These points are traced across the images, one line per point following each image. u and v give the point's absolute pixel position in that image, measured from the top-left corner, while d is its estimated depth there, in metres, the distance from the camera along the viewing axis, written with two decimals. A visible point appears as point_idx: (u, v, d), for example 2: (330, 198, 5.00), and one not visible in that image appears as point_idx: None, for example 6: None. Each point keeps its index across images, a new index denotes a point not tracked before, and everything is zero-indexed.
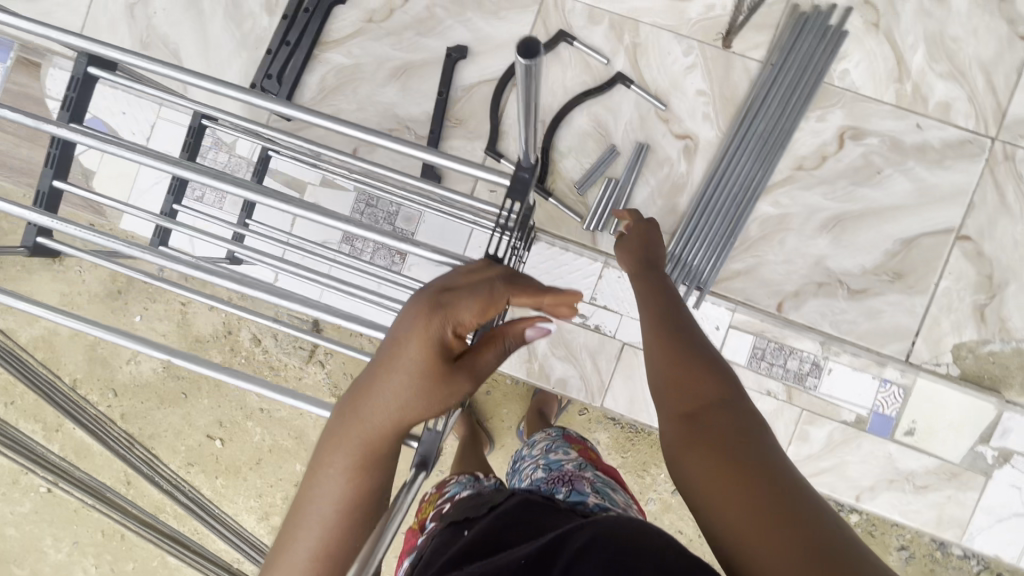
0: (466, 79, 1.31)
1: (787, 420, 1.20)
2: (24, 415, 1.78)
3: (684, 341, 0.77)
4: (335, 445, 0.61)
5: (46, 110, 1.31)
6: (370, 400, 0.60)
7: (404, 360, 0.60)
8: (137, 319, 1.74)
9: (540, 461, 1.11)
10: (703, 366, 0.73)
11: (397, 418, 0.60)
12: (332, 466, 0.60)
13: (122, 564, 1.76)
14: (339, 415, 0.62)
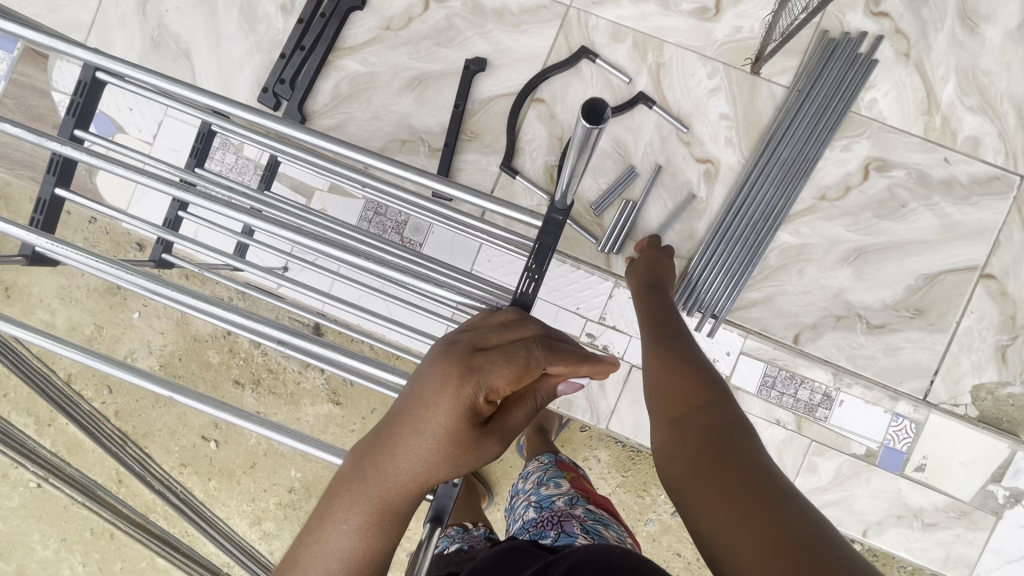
0: (483, 92, 1.29)
1: (796, 450, 1.17)
2: (17, 408, 1.76)
3: (678, 354, 0.84)
4: (342, 506, 0.54)
5: (52, 104, 1.28)
6: (390, 465, 0.54)
7: (428, 422, 0.53)
8: (135, 316, 1.71)
9: (532, 498, 1.10)
10: (694, 377, 0.79)
11: (418, 482, 0.54)
12: (337, 532, 0.54)
13: (110, 563, 1.73)
14: (349, 473, 0.55)
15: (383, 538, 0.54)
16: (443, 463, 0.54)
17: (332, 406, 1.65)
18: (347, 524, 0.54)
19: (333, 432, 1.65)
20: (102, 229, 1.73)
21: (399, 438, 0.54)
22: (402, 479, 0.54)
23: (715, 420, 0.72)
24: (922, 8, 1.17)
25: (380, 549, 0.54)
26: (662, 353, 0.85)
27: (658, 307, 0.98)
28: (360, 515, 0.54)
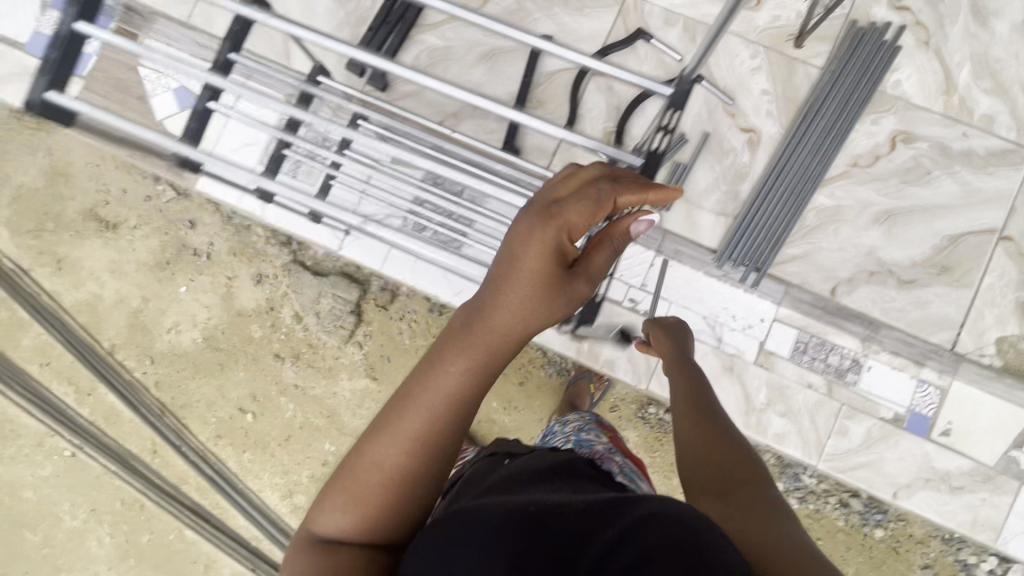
0: (549, 66, 1.41)
1: (828, 413, 1.24)
2: (58, 376, 1.79)
3: (712, 431, 0.88)
4: (460, 339, 0.73)
5: (138, 78, 1.37)
6: (495, 302, 0.74)
7: (523, 265, 0.74)
8: (182, 290, 1.79)
9: (571, 437, 1.15)
10: (727, 452, 0.84)
11: (519, 317, 0.74)
12: (455, 363, 0.72)
13: (139, 535, 1.74)
14: (462, 320, 0.75)
15: (491, 365, 0.73)
16: (539, 296, 0.75)
17: (369, 380, 1.71)
18: (466, 353, 0.72)
19: (369, 406, 1.70)
20: (156, 207, 1.82)
21: (503, 284, 0.74)
22: (507, 311, 0.74)
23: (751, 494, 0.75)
24: (941, 2, 1.30)
25: (488, 374, 0.74)
26: (701, 428, 0.89)
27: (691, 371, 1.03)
28: (477, 346, 0.73)
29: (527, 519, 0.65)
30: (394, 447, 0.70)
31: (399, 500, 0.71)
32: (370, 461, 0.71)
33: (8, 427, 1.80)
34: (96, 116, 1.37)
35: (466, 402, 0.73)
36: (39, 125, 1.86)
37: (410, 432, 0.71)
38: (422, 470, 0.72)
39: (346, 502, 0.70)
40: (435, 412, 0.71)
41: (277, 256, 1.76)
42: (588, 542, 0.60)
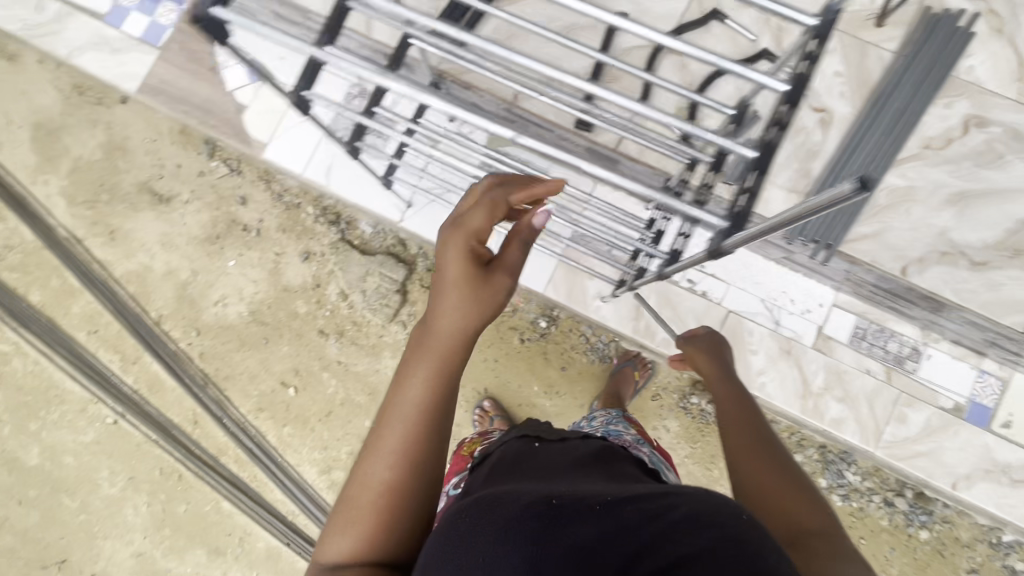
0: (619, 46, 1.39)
1: (886, 400, 1.26)
2: (104, 344, 1.82)
3: (761, 464, 0.85)
4: (419, 354, 0.75)
5: (210, 49, 1.41)
6: (435, 318, 0.73)
7: (446, 278, 0.72)
8: (230, 264, 1.81)
9: (598, 426, 1.17)
10: (786, 490, 0.79)
11: (460, 325, 0.73)
12: (412, 383, 0.73)
13: (175, 505, 1.74)
14: (414, 345, 0.76)
15: (441, 378, 0.73)
16: (467, 296, 0.73)
17: None
18: (423, 367, 0.74)
19: None
20: (209, 182, 1.86)
21: (434, 302, 0.74)
22: (447, 319, 0.74)
23: (822, 540, 0.70)
24: None
25: (441, 388, 0.74)
26: (753, 459, 0.86)
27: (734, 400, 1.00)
28: (432, 356, 0.74)
29: (541, 507, 0.62)
30: (380, 467, 0.71)
31: (392, 521, 0.70)
32: (359, 483, 0.72)
33: (52, 392, 1.82)
34: (170, 85, 1.41)
35: (433, 410, 0.73)
36: (100, 99, 1.92)
37: (388, 458, 0.71)
38: (413, 483, 0.72)
39: (343, 530, 0.70)
40: (409, 425, 0.72)
41: (325, 235, 1.79)
42: (616, 537, 0.56)
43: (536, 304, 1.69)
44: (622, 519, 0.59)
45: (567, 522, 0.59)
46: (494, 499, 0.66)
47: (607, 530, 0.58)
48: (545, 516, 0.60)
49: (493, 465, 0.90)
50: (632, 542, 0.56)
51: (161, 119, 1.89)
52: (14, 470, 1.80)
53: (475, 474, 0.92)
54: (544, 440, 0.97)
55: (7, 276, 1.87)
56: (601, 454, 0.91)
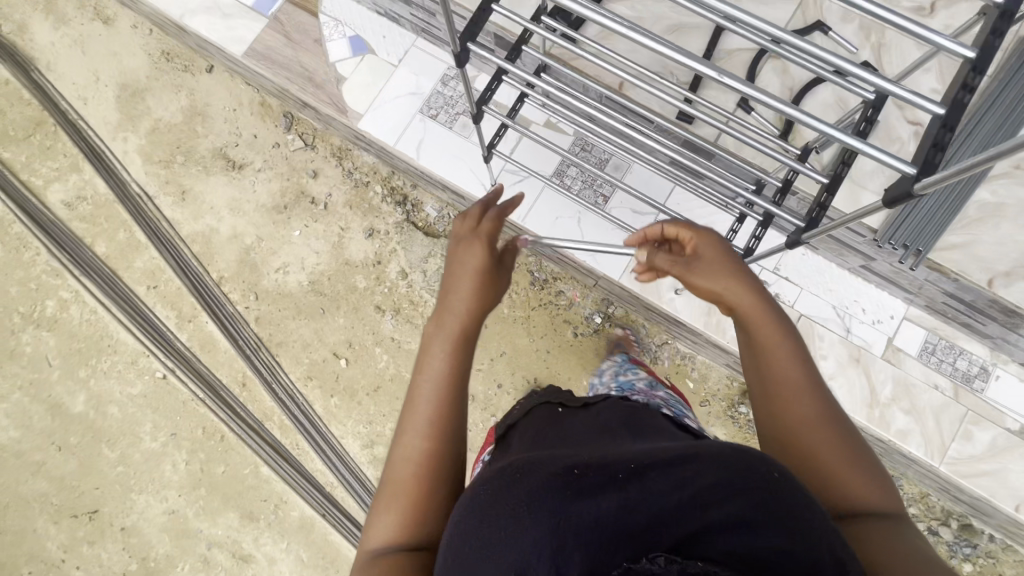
0: None
1: (952, 418, 1.23)
2: (163, 300, 1.85)
3: (807, 423, 0.71)
4: (435, 341, 0.82)
5: (317, 23, 1.48)
6: (454, 299, 0.85)
7: (468, 264, 0.88)
8: (295, 233, 1.86)
9: (614, 378, 1.24)
10: (831, 452, 0.69)
11: (478, 302, 0.86)
12: (434, 358, 0.81)
13: (214, 466, 1.74)
14: (430, 327, 0.84)
15: (464, 351, 0.82)
16: (481, 284, 0.85)
17: None
18: (442, 342, 0.81)
19: None
20: (282, 154, 1.91)
21: (450, 289, 0.87)
22: (456, 308, 0.84)
23: (879, 521, 0.64)
24: None
25: (463, 359, 0.82)
26: (790, 418, 0.72)
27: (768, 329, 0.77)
28: (447, 337, 0.82)
29: (562, 478, 0.56)
30: (416, 439, 0.76)
31: (430, 495, 0.74)
32: (397, 463, 0.76)
33: (105, 342, 1.85)
34: (275, 51, 1.47)
35: (455, 384, 0.79)
36: (187, 67, 1.99)
37: (425, 425, 0.76)
38: (444, 451, 0.76)
39: (388, 506, 0.73)
40: (437, 400, 0.78)
41: (390, 214, 1.84)
42: (637, 503, 0.53)
43: (592, 299, 1.73)
44: (647, 488, 0.54)
45: (589, 495, 0.54)
46: (515, 466, 0.61)
47: (634, 499, 0.53)
48: (568, 489, 0.55)
49: (523, 437, 0.91)
50: (656, 507, 0.52)
51: (244, 90, 1.95)
52: (58, 415, 1.82)
53: (504, 445, 0.93)
54: (567, 405, 0.98)
55: (77, 226, 1.93)
56: (631, 417, 0.90)
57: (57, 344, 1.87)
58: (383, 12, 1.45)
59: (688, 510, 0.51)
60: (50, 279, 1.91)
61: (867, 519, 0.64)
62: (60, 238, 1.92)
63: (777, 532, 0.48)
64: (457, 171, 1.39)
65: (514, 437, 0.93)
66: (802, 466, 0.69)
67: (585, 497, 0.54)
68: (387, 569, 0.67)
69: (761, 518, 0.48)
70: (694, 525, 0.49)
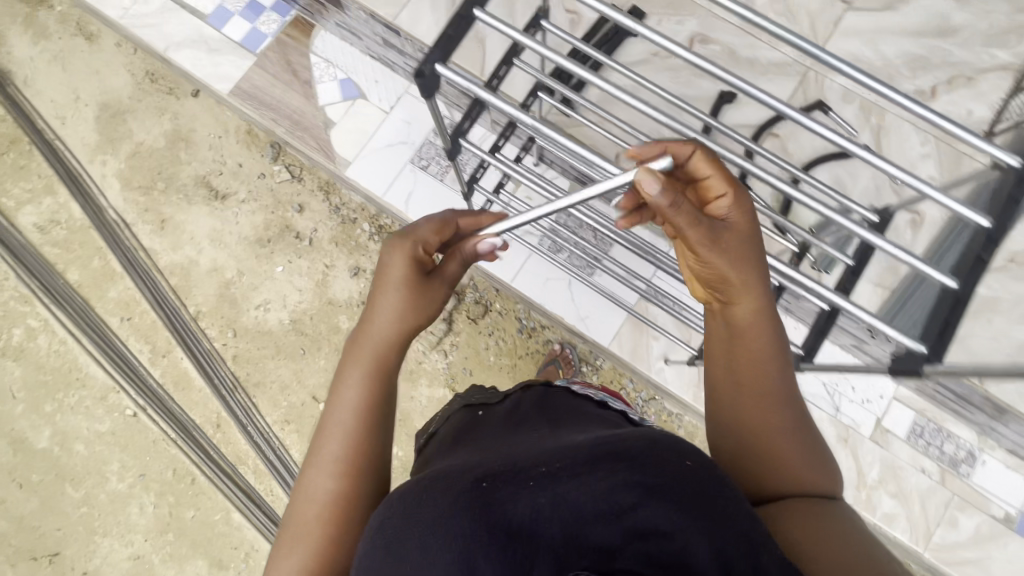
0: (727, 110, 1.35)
1: (937, 501, 1.22)
2: (136, 333, 1.79)
3: (772, 410, 0.72)
4: (350, 368, 0.78)
5: (308, 63, 1.43)
6: (374, 320, 0.81)
7: (391, 281, 0.81)
8: (278, 269, 1.80)
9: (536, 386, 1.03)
10: (789, 436, 0.72)
11: (398, 324, 0.81)
12: (347, 384, 0.77)
13: (183, 509, 1.69)
14: (349, 348, 0.81)
15: (381, 376, 0.78)
16: (402, 306, 0.81)
17: (447, 391, 1.70)
18: (357, 366, 0.78)
19: None
20: (268, 186, 1.85)
21: (371, 309, 0.81)
22: (380, 334, 0.80)
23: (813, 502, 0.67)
24: None
25: (381, 381, 0.78)
26: (751, 401, 0.73)
27: (760, 324, 0.75)
28: (364, 365, 0.78)
29: (470, 491, 0.52)
30: (324, 480, 0.72)
31: (338, 533, 0.70)
32: (303, 500, 0.72)
33: (74, 375, 1.78)
34: (263, 91, 1.42)
35: (373, 406, 0.76)
36: (171, 89, 1.91)
37: (334, 454, 0.73)
38: (361, 473, 0.73)
39: (290, 549, 0.69)
40: (348, 430, 0.74)
41: (377, 253, 1.79)
42: (560, 507, 0.50)
43: (578, 350, 1.68)
44: (561, 495, 0.51)
45: (497, 508, 0.50)
46: (427, 480, 0.57)
47: (544, 504, 0.50)
48: (476, 506, 0.50)
49: (445, 442, 0.88)
50: (569, 518, 0.49)
51: (230, 116, 1.88)
52: (21, 450, 1.76)
53: (429, 452, 0.91)
54: (489, 406, 0.94)
55: (49, 251, 1.85)
56: (551, 408, 0.86)
57: (22, 375, 1.80)
58: (377, 56, 1.41)
59: (600, 518, 0.48)
60: (17, 305, 1.84)
61: (807, 502, 0.67)
62: (30, 262, 1.85)
63: (704, 541, 0.46)
64: None
65: (442, 440, 0.91)
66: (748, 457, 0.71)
67: (493, 512, 0.50)
68: None
69: (678, 531, 0.47)
70: (612, 534, 0.47)
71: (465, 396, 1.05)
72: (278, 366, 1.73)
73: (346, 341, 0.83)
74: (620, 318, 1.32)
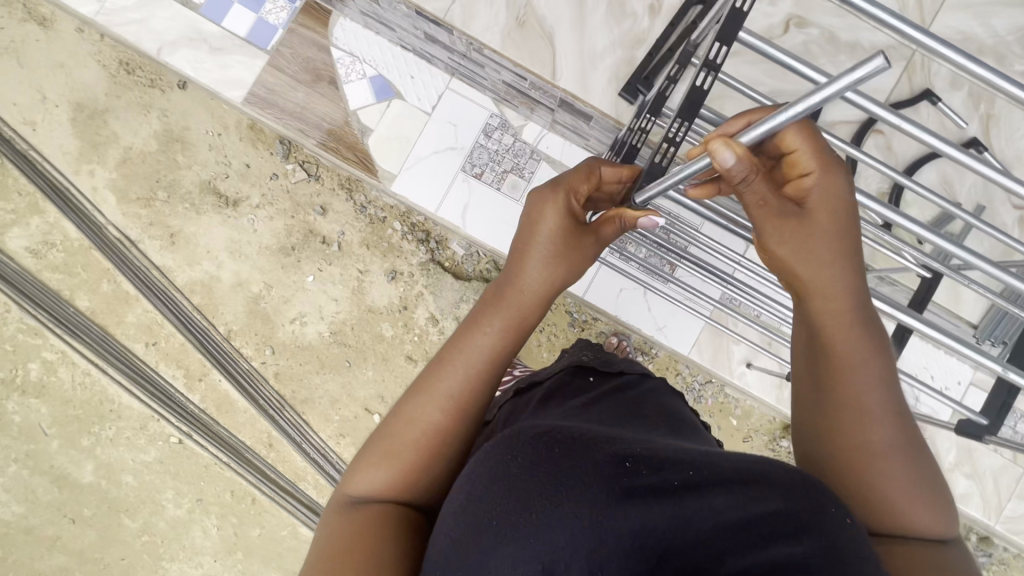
0: (830, 114, 1.18)
1: (1010, 477, 1.34)
2: (166, 358, 1.68)
3: (871, 419, 0.59)
4: (487, 312, 0.69)
5: (330, 59, 1.35)
6: (520, 268, 0.69)
7: (540, 223, 0.69)
8: (309, 279, 1.67)
9: None
10: (903, 452, 0.59)
11: (545, 285, 0.69)
12: (480, 332, 0.68)
13: (248, 529, 1.69)
14: (493, 292, 0.71)
15: (510, 345, 0.69)
16: (558, 265, 0.69)
17: None
18: (496, 317, 0.68)
19: None
20: (283, 187, 1.66)
21: (519, 257, 0.70)
22: (523, 292, 0.69)
23: (917, 547, 0.56)
24: None
25: (507, 350, 0.68)
26: (849, 400, 0.60)
27: (848, 322, 0.61)
28: (505, 315, 0.68)
29: (615, 469, 0.50)
30: (429, 410, 0.65)
31: (425, 462, 0.65)
32: (402, 419, 0.66)
33: (107, 406, 1.70)
34: (280, 96, 1.35)
35: (496, 369, 0.68)
36: (153, 81, 1.66)
37: (437, 403, 0.66)
38: (457, 437, 0.66)
39: (377, 461, 0.65)
40: (467, 376, 0.66)
41: (413, 254, 1.66)
42: (705, 533, 0.46)
43: (633, 339, 1.47)
44: (709, 506, 0.47)
45: (640, 499, 0.48)
46: (555, 433, 0.54)
47: (678, 513, 0.47)
48: (617, 483, 0.49)
49: (545, 396, 0.77)
50: (694, 521, 0.46)
51: (228, 110, 1.66)
52: (66, 487, 1.71)
53: (522, 402, 0.80)
54: (600, 372, 0.84)
55: (50, 277, 1.69)
56: (665, 407, 0.75)
57: (50, 411, 1.71)
58: (410, 48, 1.34)
59: (740, 546, 0.44)
60: (27, 338, 1.71)
61: (906, 544, 0.56)
62: (31, 292, 1.69)
63: None
64: (505, 237, 1.34)
65: (542, 393, 0.79)
66: (850, 458, 0.59)
67: (633, 501, 0.48)
68: (367, 521, 0.61)
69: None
70: (755, 561, 0.42)
71: (569, 354, 0.96)
72: (326, 381, 1.67)
73: (489, 282, 0.73)
74: (698, 327, 1.35)
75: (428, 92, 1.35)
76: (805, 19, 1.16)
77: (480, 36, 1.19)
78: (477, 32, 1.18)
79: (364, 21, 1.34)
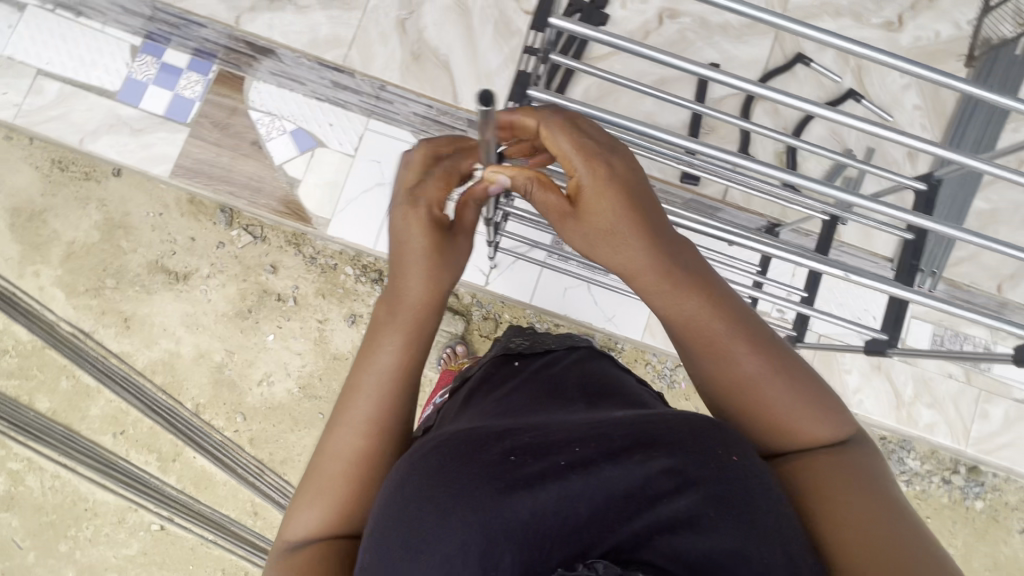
0: (716, 93, 1.26)
1: (970, 399, 1.44)
2: (136, 445, 1.65)
3: (736, 356, 0.62)
4: (384, 331, 0.69)
5: (250, 121, 1.40)
6: (401, 286, 0.68)
7: (410, 241, 0.66)
8: (270, 338, 1.67)
9: None
10: (771, 376, 0.61)
11: (430, 293, 0.68)
12: (381, 353, 0.68)
13: None
14: (383, 312, 0.70)
15: (416, 355, 0.69)
16: (442, 273, 0.68)
17: None
18: (394, 337, 0.68)
19: None
20: (231, 253, 1.68)
21: (399, 275, 0.68)
22: (414, 307, 0.68)
23: (824, 457, 0.60)
24: None
25: (410, 362, 0.69)
26: (709, 347, 0.63)
27: (680, 278, 0.62)
28: (401, 332, 0.68)
29: (501, 465, 0.51)
30: (352, 439, 0.67)
31: (360, 488, 0.66)
32: (326, 455, 0.67)
33: (82, 507, 1.65)
34: (208, 164, 1.40)
35: (407, 380, 0.69)
36: (87, 174, 1.68)
37: (357, 431, 0.67)
38: (388, 454, 0.68)
39: (310, 504, 0.66)
40: (379, 395, 0.68)
41: (369, 295, 1.68)
42: (604, 513, 0.47)
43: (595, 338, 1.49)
44: (596, 480, 0.48)
45: (526, 489, 0.48)
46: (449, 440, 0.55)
47: (569, 492, 0.48)
48: (501, 479, 0.49)
49: (474, 390, 0.80)
50: (585, 498, 0.48)
51: (164, 189, 1.69)
52: None
53: (456, 399, 0.83)
54: (524, 355, 0.87)
55: (7, 384, 1.66)
56: (590, 375, 0.78)
57: (22, 523, 1.65)
58: (324, 98, 1.41)
59: (630, 513, 0.47)
60: None
61: (807, 460, 0.60)
62: None
63: (717, 533, 0.45)
64: None
65: (471, 388, 0.81)
66: (734, 394, 0.63)
67: (518, 493, 0.48)
68: (308, 563, 0.62)
69: (710, 544, 0.44)
70: (646, 522, 0.46)
71: (500, 344, 0.98)
72: (303, 437, 1.65)
73: (376, 300, 0.71)
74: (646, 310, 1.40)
75: (348, 136, 1.40)
76: (676, 10, 1.26)
77: (381, 75, 1.25)
78: (379, 73, 1.26)
79: (276, 79, 1.40)
